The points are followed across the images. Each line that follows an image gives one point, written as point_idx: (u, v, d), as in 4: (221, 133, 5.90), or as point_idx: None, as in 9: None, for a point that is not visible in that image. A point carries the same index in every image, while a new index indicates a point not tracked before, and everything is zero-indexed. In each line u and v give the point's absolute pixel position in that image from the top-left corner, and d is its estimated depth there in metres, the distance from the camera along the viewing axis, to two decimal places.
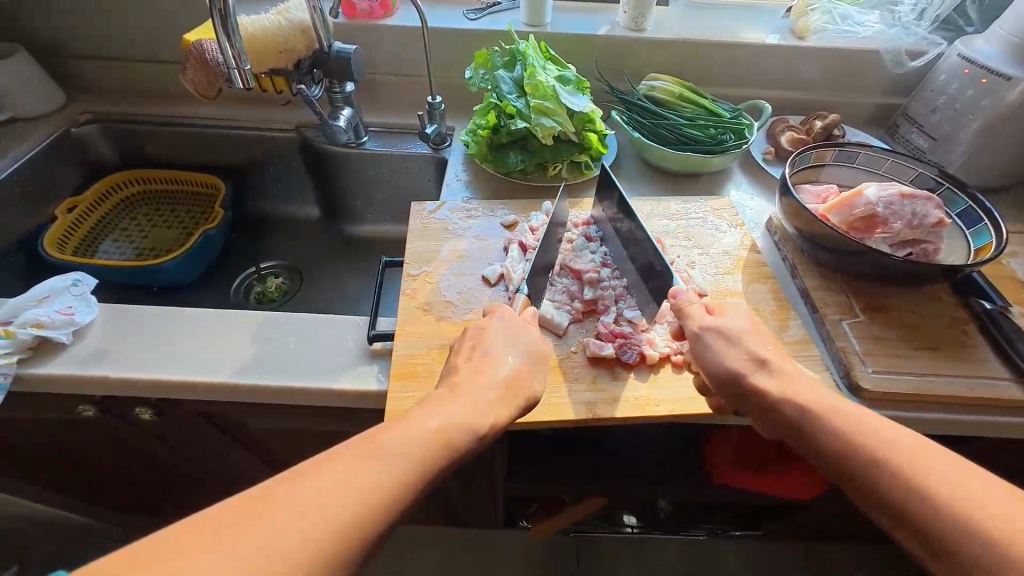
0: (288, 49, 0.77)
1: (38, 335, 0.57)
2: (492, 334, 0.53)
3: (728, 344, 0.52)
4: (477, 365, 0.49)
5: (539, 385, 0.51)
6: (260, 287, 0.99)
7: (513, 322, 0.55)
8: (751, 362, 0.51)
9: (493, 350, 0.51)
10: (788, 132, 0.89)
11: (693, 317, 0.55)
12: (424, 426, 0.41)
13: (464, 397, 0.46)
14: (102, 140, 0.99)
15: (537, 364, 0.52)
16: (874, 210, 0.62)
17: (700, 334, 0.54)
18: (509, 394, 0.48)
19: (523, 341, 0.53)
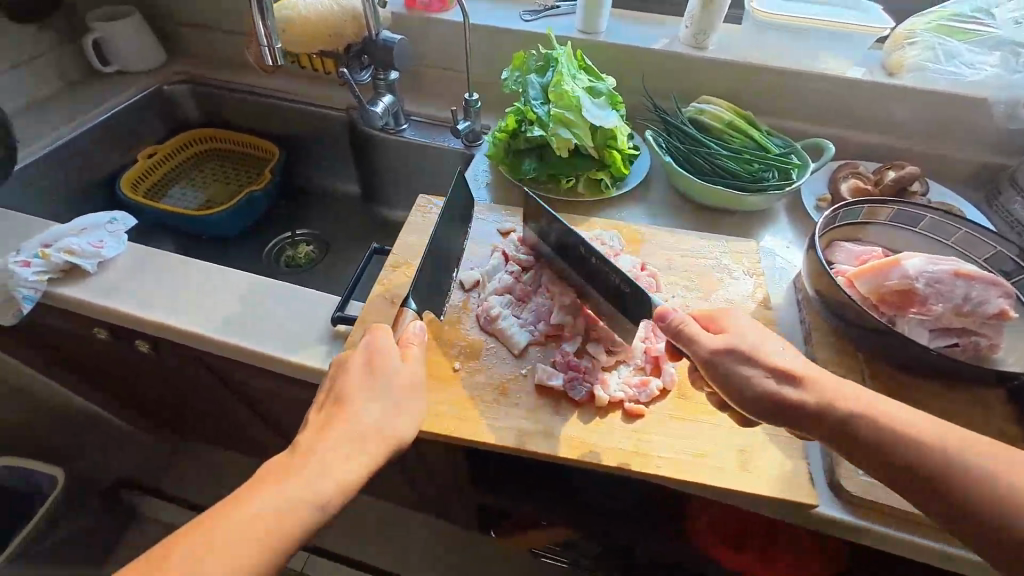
0: (335, 32, 0.81)
1: (67, 261, 0.66)
2: (352, 372, 0.47)
3: (749, 368, 0.45)
4: (330, 416, 0.44)
5: (408, 426, 0.46)
6: (291, 252, 1.06)
7: (382, 350, 0.49)
8: (774, 377, 0.44)
9: (350, 391, 0.46)
10: (851, 180, 0.77)
11: (699, 342, 0.47)
12: (279, 497, 0.39)
13: (317, 455, 0.42)
14: (186, 99, 1.10)
15: (398, 403, 0.47)
16: (911, 285, 0.53)
17: (717, 361, 0.46)
18: (375, 443, 0.44)
19: (384, 377, 0.47)
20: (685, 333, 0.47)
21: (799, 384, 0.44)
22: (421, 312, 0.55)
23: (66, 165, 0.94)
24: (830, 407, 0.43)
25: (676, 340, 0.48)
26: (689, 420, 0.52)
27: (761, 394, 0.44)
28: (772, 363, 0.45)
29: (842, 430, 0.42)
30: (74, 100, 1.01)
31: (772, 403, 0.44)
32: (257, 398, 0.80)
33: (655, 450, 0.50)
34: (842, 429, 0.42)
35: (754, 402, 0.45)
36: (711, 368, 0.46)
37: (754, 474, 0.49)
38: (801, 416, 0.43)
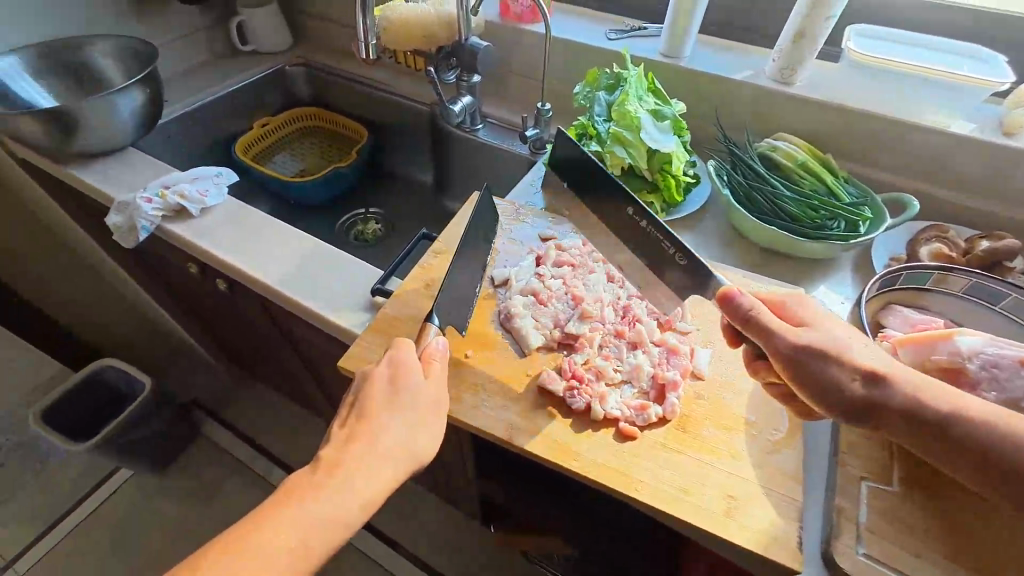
0: (429, 34, 0.89)
1: (179, 203, 0.79)
2: (375, 388, 0.51)
3: (827, 364, 0.44)
4: (354, 431, 0.48)
5: (425, 444, 0.50)
6: (361, 227, 1.17)
7: (406, 368, 0.52)
8: (861, 381, 0.43)
9: (374, 407, 0.50)
10: (934, 244, 0.69)
11: (779, 333, 0.46)
12: (311, 510, 0.44)
13: (344, 471, 0.46)
14: (301, 79, 1.25)
15: (417, 423, 0.50)
16: (961, 365, 0.48)
17: (797, 356, 0.45)
18: (397, 461, 0.48)
19: (405, 396, 0.51)
20: (758, 323, 0.47)
21: (882, 385, 0.43)
22: (444, 328, 0.58)
23: (197, 125, 1.11)
24: (907, 399, 0.42)
25: (747, 330, 0.47)
26: (680, 453, 0.52)
27: (840, 389, 0.44)
28: (856, 361, 0.44)
29: (917, 420, 0.42)
30: (214, 71, 1.19)
31: (851, 398, 0.44)
32: (305, 349, 0.89)
33: (638, 474, 0.51)
34: (916, 423, 0.42)
35: (833, 398, 0.44)
36: (790, 362, 0.45)
37: (737, 524, 0.48)
38: (876, 411, 0.43)
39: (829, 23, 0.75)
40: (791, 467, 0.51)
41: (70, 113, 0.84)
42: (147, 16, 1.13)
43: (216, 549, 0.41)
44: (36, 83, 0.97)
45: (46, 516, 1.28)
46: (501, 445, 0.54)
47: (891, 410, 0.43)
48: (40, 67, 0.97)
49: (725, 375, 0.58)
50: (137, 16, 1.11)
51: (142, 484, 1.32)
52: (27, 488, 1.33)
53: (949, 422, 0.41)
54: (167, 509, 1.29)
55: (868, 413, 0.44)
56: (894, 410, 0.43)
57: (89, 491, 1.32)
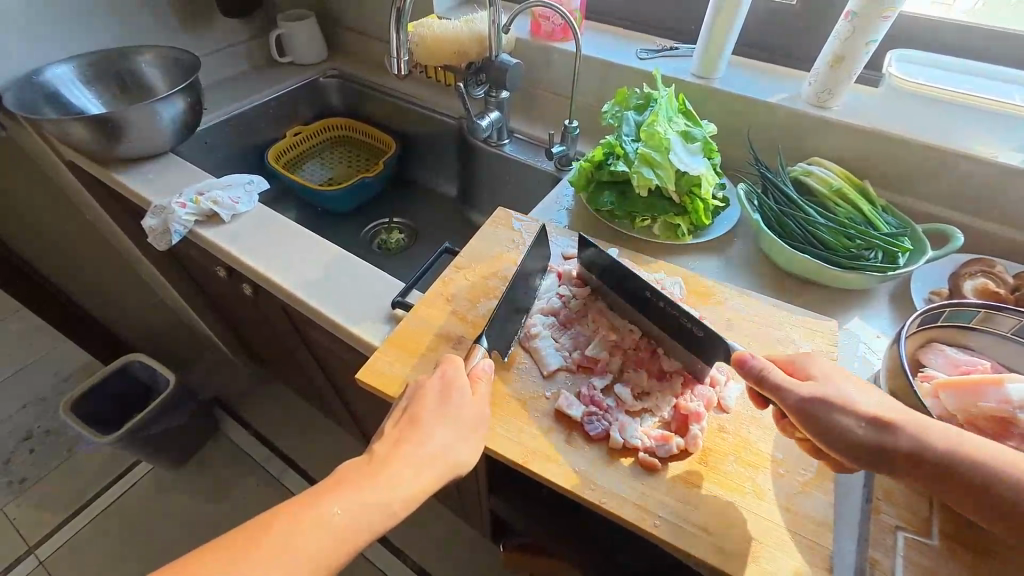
0: (461, 50, 0.91)
1: (211, 209, 0.81)
2: (426, 398, 0.51)
3: (837, 415, 0.43)
4: (404, 433, 0.48)
5: (468, 455, 0.49)
6: (385, 237, 1.18)
7: (454, 381, 0.52)
8: (869, 427, 0.42)
9: (425, 414, 0.50)
10: (979, 279, 0.66)
11: (784, 387, 0.45)
12: (360, 498, 0.43)
13: (395, 466, 0.46)
14: (334, 91, 1.28)
15: (463, 435, 0.50)
16: (1011, 414, 0.45)
17: (806, 407, 0.44)
18: (440, 467, 0.47)
19: (452, 408, 0.51)
20: (770, 380, 0.46)
21: (890, 431, 0.41)
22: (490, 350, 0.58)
23: (233, 132, 1.15)
24: (920, 445, 0.40)
25: (761, 390, 0.47)
26: (702, 488, 0.50)
27: (855, 442, 0.42)
28: (862, 408, 0.43)
29: (933, 468, 0.39)
30: (251, 81, 1.22)
31: (869, 450, 0.41)
32: (325, 356, 0.90)
33: (656, 508, 0.49)
34: (928, 466, 0.39)
35: (851, 454, 0.42)
36: (803, 417, 0.44)
37: (762, 569, 0.45)
38: (891, 459, 0.41)
39: (869, 48, 0.73)
40: (820, 511, 0.48)
41: (116, 119, 0.87)
42: (191, 26, 1.17)
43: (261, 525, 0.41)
44: (87, 90, 1.01)
45: (68, 505, 1.31)
46: (515, 469, 0.53)
47: (906, 458, 0.40)
48: (91, 74, 1.02)
49: (751, 408, 0.56)
50: (183, 27, 1.16)
51: (160, 479, 1.35)
52: (53, 475, 1.37)
53: (959, 464, 0.39)
54: (182, 505, 1.30)
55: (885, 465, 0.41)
56: (907, 457, 0.40)
57: (110, 483, 1.35)
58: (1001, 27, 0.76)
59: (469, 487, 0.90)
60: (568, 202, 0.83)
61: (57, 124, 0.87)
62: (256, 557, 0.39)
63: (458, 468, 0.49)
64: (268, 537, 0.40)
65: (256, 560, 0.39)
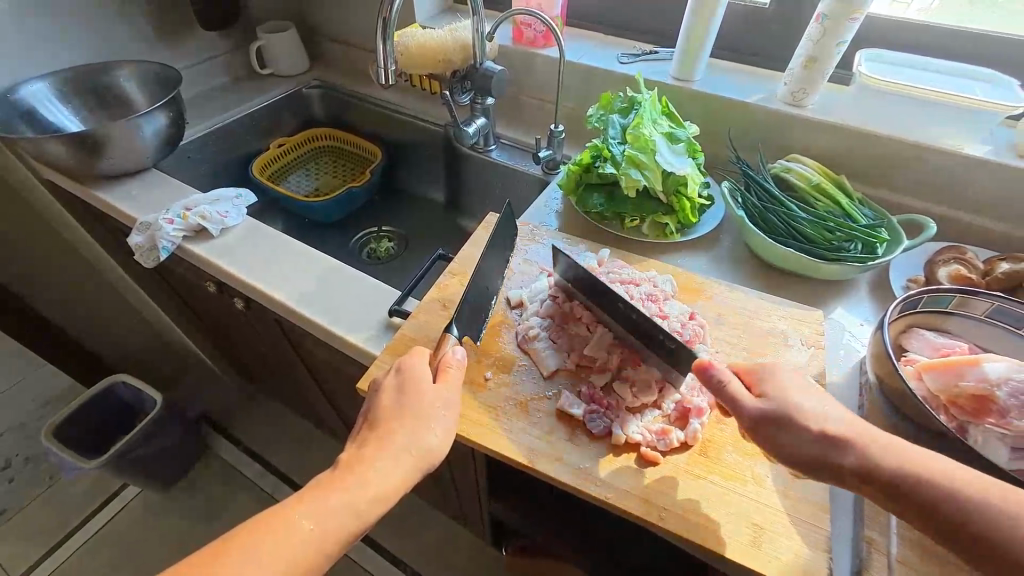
0: (446, 58, 0.92)
1: (200, 224, 0.80)
2: (385, 396, 0.52)
3: (784, 431, 0.45)
4: (370, 435, 0.50)
5: (437, 442, 0.51)
6: (374, 245, 1.18)
7: (416, 373, 0.53)
8: (822, 440, 0.43)
9: (388, 409, 0.51)
10: (954, 265, 0.69)
11: (741, 402, 0.47)
12: (330, 501, 0.45)
13: (361, 469, 0.47)
14: (318, 101, 1.28)
15: (429, 423, 0.51)
16: (989, 391, 0.47)
17: (757, 424, 0.46)
18: (411, 460, 0.49)
19: (413, 402, 0.51)
20: (729, 392, 0.48)
21: (840, 448, 0.42)
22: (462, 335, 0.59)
23: (216, 145, 1.13)
24: (869, 464, 0.41)
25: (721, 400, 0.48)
26: (703, 479, 0.51)
27: (803, 452, 0.44)
28: (819, 425, 0.44)
29: (871, 480, 0.41)
30: (233, 94, 1.21)
31: (814, 458, 0.43)
32: (320, 368, 0.90)
33: (660, 499, 0.50)
34: (878, 482, 0.41)
35: (799, 459, 0.44)
36: (757, 427, 0.46)
37: (766, 554, 0.47)
38: (828, 466, 0.43)
39: (840, 48, 0.76)
40: (819, 496, 0.50)
41: (96, 135, 0.85)
42: (171, 41, 1.16)
43: (242, 535, 0.43)
44: (62, 106, 0.99)
45: (50, 537, 1.27)
46: (523, 470, 0.54)
47: (847, 470, 0.42)
48: (65, 90, 1.00)
49: None
50: (162, 41, 1.15)
51: (150, 502, 1.31)
52: (36, 504, 1.32)
53: (897, 479, 0.40)
54: (175, 527, 1.28)
55: (820, 467, 0.43)
56: (853, 473, 0.42)
57: (95, 509, 1.31)
58: (965, 27, 0.80)
59: (470, 492, 0.90)
60: (557, 204, 0.85)
61: (35, 142, 0.85)
62: (235, 563, 0.40)
63: (431, 454, 0.50)
64: (239, 544, 0.42)
65: (237, 565, 0.40)
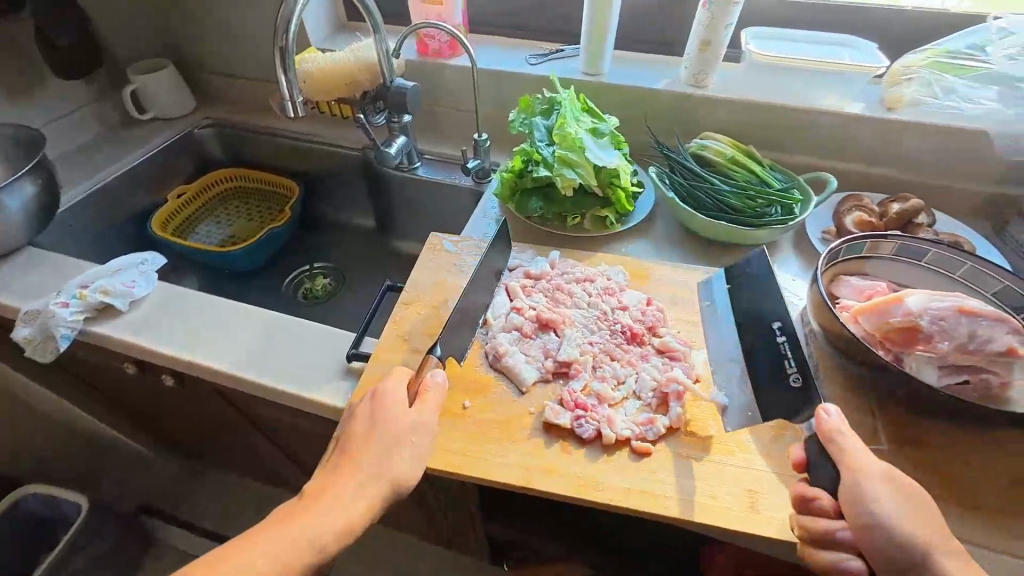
0: (352, 80, 0.87)
1: (102, 300, 0.70)
2: (357, 422, 0.51)
3: (883, 490, 0.44)
4: (339, 463, 0.49)
5: (407, 470, 0.49)
6: (309, 284, 1.10)
7: (388, 399, 0.52)
8: (918, 517, 0.43)
9: (359, 435, 0.50)
10: (856, 212, 0.78)
11: (860, 456, 0.46)
12: (292, 532, 0.44)
13: (326, 498, 0.46)
14: (214, 141, 1.17)
15: (400, 448, 0.50)
16: (915, 322, 0.53)
17: (864, 478, 0.44)
18: (379, 489, 0.48)
19: (384, 426, 0.50)
20: (840, 442, 0.47)
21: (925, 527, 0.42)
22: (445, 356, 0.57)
23: (102, 207, 1.00)
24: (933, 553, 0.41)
25: (831, 444, 0.47)
26: (696, 459, 0.53)
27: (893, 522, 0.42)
28: (915, 497, 0.44)
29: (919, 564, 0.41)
30: (111, 146, 1.08)
31: (893, 529, 0.42)
32: (276, 430, 0.82)
33: (659, 489, 0.51)
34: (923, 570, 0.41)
35: (875, 527, 0.43)
36: (855, 487, 0.44)
37: (766, 516, 0.49)
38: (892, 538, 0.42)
39: (728, 30, 0.82)
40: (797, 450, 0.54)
41: None
42: (19, 95, 1.00)
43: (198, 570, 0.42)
44: None
45: None
46: (522, 493, 0.52)
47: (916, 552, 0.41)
48: None
49: None
50: (8, 97, 0.99)
51: None
52: None
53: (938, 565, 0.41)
54: None
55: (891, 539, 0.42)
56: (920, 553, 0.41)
57: None
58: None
59: (463, 521, 0.87)
60: (495, 211, 0.85)
61: None
62: None
63: (403, 482, 0.49)
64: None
65: None
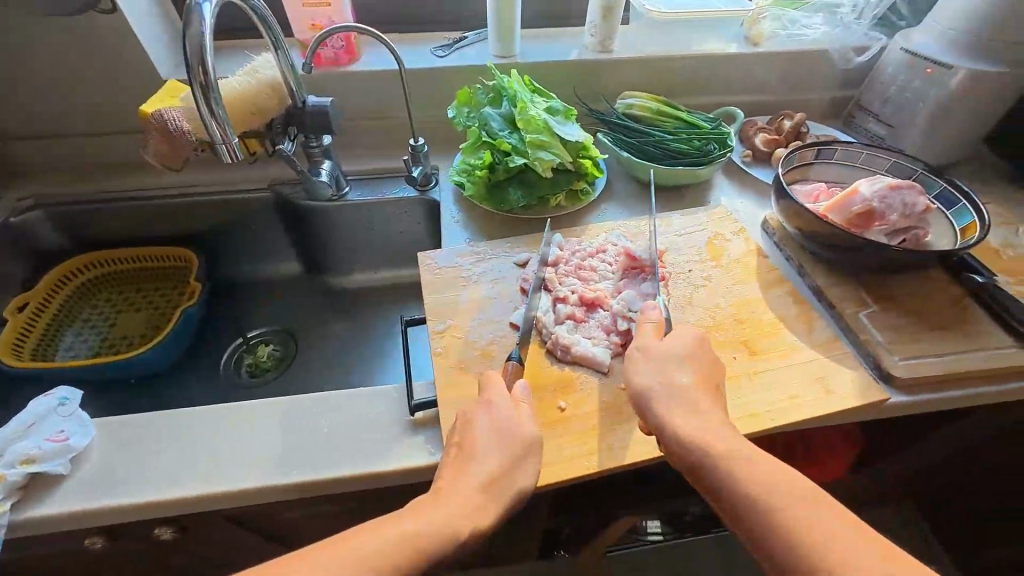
0: (258, 109, 0.73)
1: (28, 473, 0.51)
2: (477, 428, 0.49)
3: (655, 382, 0.51)
4: (463, 468, 0.46)
5: (526, 480, 0.47)
6: (251, 358, 0.90)
7: (499, 411, 0.50)
8: (680, 402, 0.49)
9: (476, 444, 0.47)
10: (760, 134, 0.92)
11: (648, 347, 0.54)
12: (427, 529, 0.41)
13: (454, 498, 0.44)
14: (48, 226, 0.88)
15: (520, 454, 0.48)
16: (869, 206, 0.67)
17: (634, 370, 0.53)
18: (501, 497, 0.45)
19: (503, 431, 0.48)
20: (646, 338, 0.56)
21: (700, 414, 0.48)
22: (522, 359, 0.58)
23: None
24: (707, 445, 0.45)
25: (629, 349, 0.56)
26: (767, 370, 0.60)
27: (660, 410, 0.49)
28: (687, 392, 0.50)
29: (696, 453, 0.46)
30: None
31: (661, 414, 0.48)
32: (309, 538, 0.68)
33: (757, 408, 0.57)
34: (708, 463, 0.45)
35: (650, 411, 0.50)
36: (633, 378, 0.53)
37: (837, 394, 0.58)
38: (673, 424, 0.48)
39: None
40: (824, 334, 0.64)
41: None
42: None
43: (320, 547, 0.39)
44: None
45: None
46: (655, 463, 0.53)
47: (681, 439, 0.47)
48: None
49: (737, 296, 0.69)
50: None
51: None
52: None
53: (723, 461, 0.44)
54: None
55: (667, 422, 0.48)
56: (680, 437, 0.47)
57: None
58: None
59: (535, 535, 0.83)
60: (455, 213, 0.81)
61: None
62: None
63: (519, 495, 0.47)
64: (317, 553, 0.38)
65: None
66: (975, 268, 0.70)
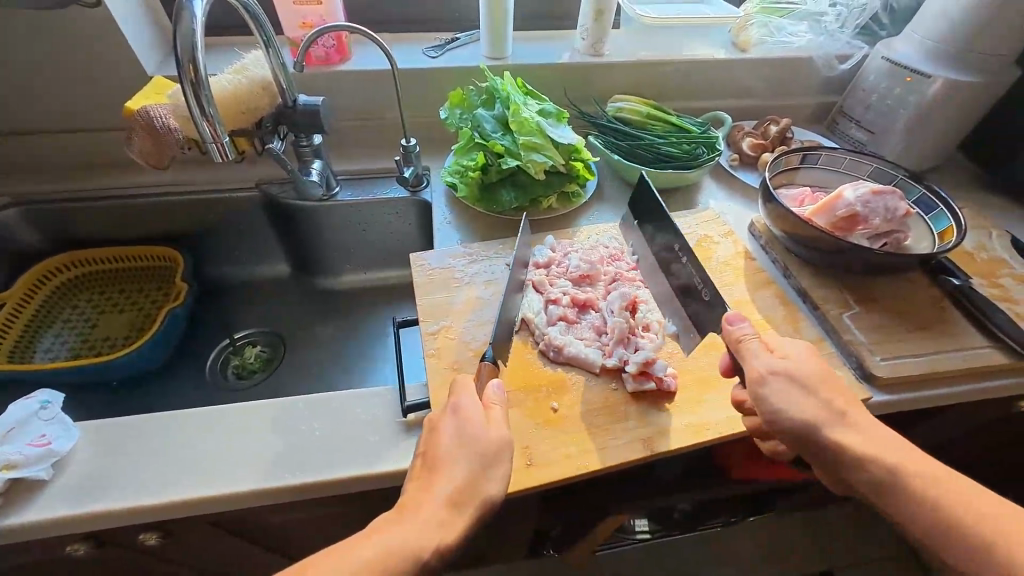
0: (249, 108, 0.73)
1: (8, 479, 0.49)
2: (443, 436, 0.47)
3: (792, 388, 0.49)
4: (428, 480, 0.45)
5: (495, 487, 0.46)
6: (238, 359, 0.89)
7: (467, 414, 0.48)
8: (824, 409, 0.48)
9: (442, 451, 0.46)
10: (747, 139, 0.94)
11: (758, 350, 0.50)
12: (384, 550, 0.40)
13: (416, 513, 0.43)
14: (25, 225, 0.86)
15: (487, 461, 0.46)
16: (852, 210, 0.69)
17: (763, 372, 0.49)
18: (468, 507, 0.44)
19: (468, 437, 0.47)
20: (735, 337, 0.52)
21: (843, 418, 0.48)
22: (497, 360, 0.57)
23: None
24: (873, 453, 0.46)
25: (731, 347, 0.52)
26: None
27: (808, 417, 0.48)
28: (825, 393, 0.49)
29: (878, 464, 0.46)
30: None
31: (814, 423, 0.48)
32: (299, 540, 0.67)
33: None
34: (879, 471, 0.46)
35: (789, 423, 0.48)
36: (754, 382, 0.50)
37: None
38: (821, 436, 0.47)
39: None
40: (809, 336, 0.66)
41: None
42: None
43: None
44: None
45: None
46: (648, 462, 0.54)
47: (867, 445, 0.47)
48: None
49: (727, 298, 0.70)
50: None
51: None
52: None
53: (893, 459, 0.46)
54: None
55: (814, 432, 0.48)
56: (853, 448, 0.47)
57: None
58: None
59: (526, 534, 0.83)
60: (446, 215, 0.81)
61: None
62: None
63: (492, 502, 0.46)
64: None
65: None
66: (952, 271, 0.72)
